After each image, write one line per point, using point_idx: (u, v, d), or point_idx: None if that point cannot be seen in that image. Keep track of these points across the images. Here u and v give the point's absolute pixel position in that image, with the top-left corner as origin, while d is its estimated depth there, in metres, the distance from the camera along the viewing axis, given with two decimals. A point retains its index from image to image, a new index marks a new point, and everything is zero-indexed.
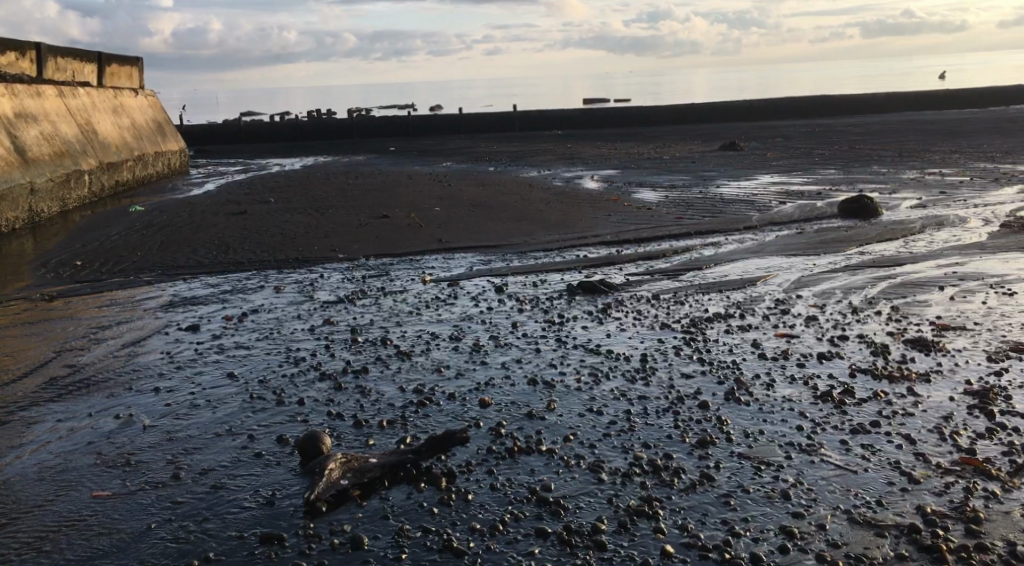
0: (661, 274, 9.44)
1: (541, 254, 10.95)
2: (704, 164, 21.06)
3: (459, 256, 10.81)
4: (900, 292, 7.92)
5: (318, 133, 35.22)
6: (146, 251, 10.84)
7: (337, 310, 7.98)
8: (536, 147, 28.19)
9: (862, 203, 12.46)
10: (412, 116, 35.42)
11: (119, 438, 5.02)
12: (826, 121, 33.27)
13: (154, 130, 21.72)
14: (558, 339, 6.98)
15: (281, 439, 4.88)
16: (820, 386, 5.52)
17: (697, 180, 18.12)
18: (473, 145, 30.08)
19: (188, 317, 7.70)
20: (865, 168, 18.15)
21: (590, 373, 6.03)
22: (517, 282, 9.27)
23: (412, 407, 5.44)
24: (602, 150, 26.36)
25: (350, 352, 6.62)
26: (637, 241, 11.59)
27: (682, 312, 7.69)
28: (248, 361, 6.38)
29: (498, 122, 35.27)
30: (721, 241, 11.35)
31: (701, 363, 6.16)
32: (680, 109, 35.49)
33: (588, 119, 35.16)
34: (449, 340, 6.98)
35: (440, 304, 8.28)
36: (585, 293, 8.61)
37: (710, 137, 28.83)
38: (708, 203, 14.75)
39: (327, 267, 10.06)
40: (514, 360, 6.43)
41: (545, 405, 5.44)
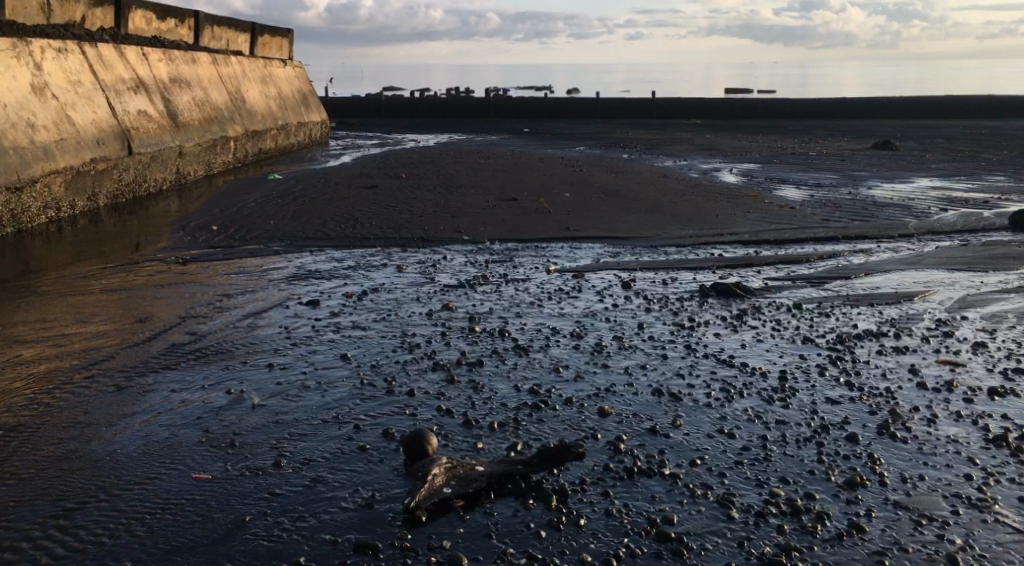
0: (804, 281, 8.71)
1: (673, 249, 10.37)
2: (855, 163, 19.78)
3: (587, 246, 10.37)
4: None
5: (455, 111, 35.37)
6: (278, 221, 10.88)
7: (456, 295, 7.69)
8: (674, 136, 27.34)
9: None
10: (549, 98, 35.06)
11: (227, 415, 4.80)
12: (993, 123, 30.82)
13: (300, 101, 22.17)
14: (687, 345, 6.45)
15: (386, 434, 4.59)
16: (991, 428, 4.81)
17: (847, 180, 17.00)
18: (610, 130, 29.51)
19: (310, 292, 7.57)
20: None
21: (722, 388, 5.49)
22: (646, 279, 8.75)
23: (526, 410, 5.07)
24: (743, 142, 25.24)
25: (466, 343, 6.30)
26: (778, 242, 10.84)
27: (826, 326, 7.01)
28: (363, 344, 6.16)
29: (636, 108, 34.49)
30: (872, 249, 10.47)
31: (849, 388, 5.52)
32: (830, 103, 33.73)
33: (730, 110, 33.90)
34: (570, 337, 6.57)
35: (563, 297, 7.87)
36: (719, 296, 8.02)
37: (862, 135, 27.19)
38: (858, 205, 13.74)
39: (451, 248, 9.82)
40: (638, 366, 5.95)
41: (671, 419, 4.97)
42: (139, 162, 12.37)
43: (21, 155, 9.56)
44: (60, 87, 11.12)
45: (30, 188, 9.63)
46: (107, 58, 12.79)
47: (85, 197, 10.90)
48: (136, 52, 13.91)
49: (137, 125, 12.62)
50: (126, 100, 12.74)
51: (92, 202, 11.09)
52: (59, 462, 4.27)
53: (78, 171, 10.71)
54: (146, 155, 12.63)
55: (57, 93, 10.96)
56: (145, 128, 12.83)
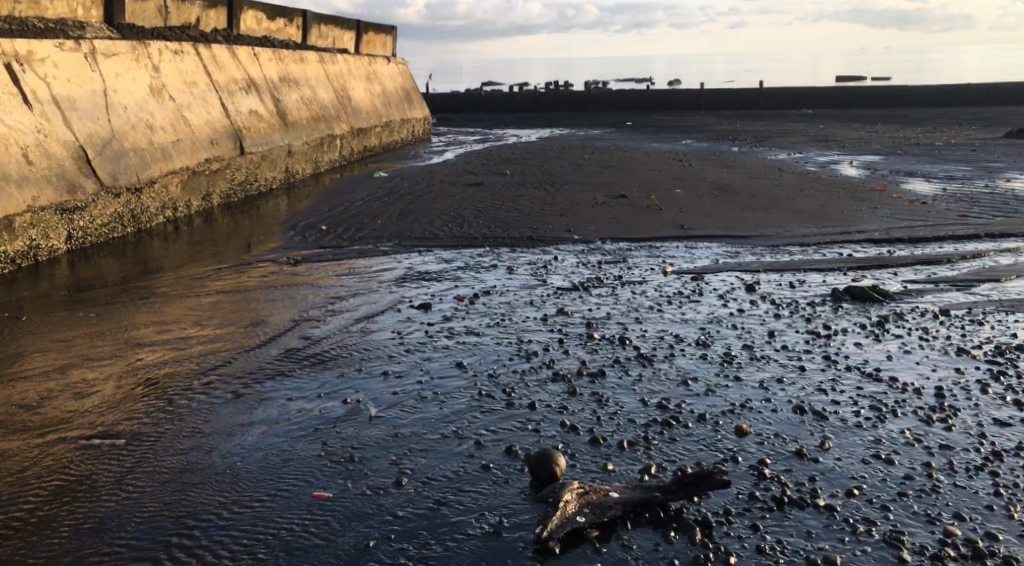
0: (947, 284, 8.27)
1: (796, 249, 9.81)
2: (986, 153, 18.61)
3: (703, 245, 9.91)
4: None
5: (555, 106, 35.02)
6: (386, 220, 10.77)
7: (571, 299, 7.38)
8: (785, 127, 26.36)
9: None
10: (651, 91, 34.32)
11: (345, 428, 4.59)
12: None
13: (403, 98, 22.23)
14: (826, 356, 6.00)
15: (509, 451, 4.30)
16: None
17: (980, 172, 15.97)
18: (716, 122, 28.66)
19: (421, 295, 7.38)
20: None
21: (873, 406, 5.04)
22: (771, 282, 8.27)
23: (656, 427, 4.70)
24: (860, 133, 24.08)
25: (586, 351, 5.97)
26: (912, 240, 10.22)
27: (981, 336, 6.53)
28: (478, 351, 5.89)
29: (742, 100, 33.45)
30: (1018, 249, 9.76)
31: (1018, 409, 5.02)
32: (953, 90, 32.00)
33: (844, 100, 32.53)
34: (696, 346, 6.17)
35: (684, 300, 7.48)
36: (854, 300, 7.59)
37: (991, 123, 25.63)
38: (997, 200, 12.82)
39: (563, 248, 9.51)
40: (774, 378, 5.53)
41: (818, 441, 4.54)
42: (251, 162, 12.50)
43: (140, 157, 9.72)
44: (176, 89, 11.31)
45: (148, 189, 9.78)
46: (220, 59, 12.99)
47: (199, 197, 11.02)
48: (248, 53, 14.10)
49: (249, 125, 12.76)
50: (238, 101, 12.91)
51: (207, 202, 11.21)
52: (178, 476, 4.14)
53: (194, 172, 10.85)
54: (258, 154, 12.75)
55: (174, 95, 11.15)
56: (257, 128, 12.97)
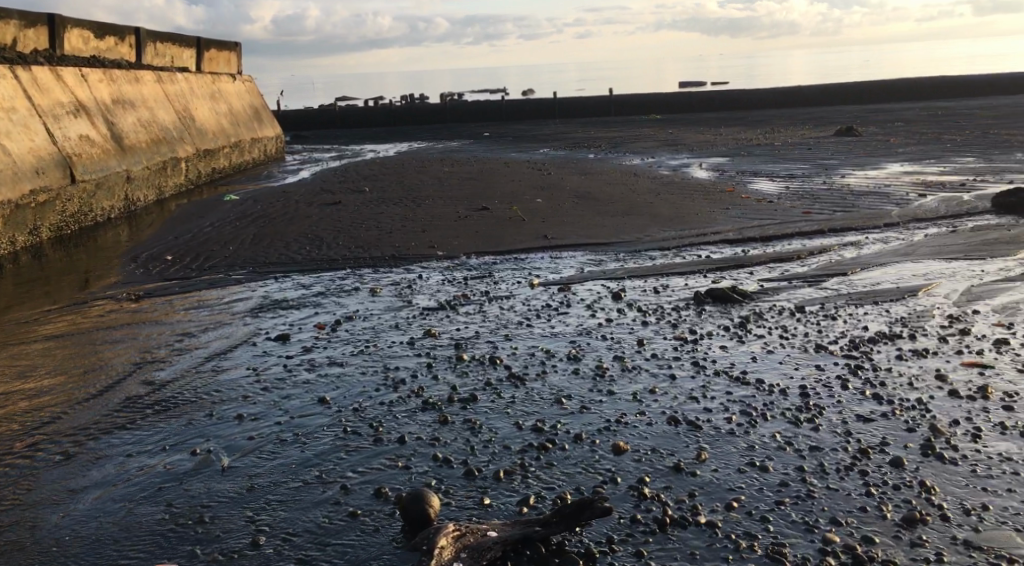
0: (800, 280, 8.55)
1: (658, 253, 9.93)
2: (823, 151, 19.70)
3: (567, 254, 9.89)
4: None
5: (411, 119, 34.70)
6: (237, 246, 10.21)
7: (437, 319, 7.12)
8: (636, 132, 27.08)
9: (1019, 196, 11.50)
10: (505, 101, 34.57)
11: (193, 484, 4.18)
12: (948, 103, 31.20)
13: (252, 117, 21.40)
14: (695, 362, 6.01)
15: (378, 493, 4.02)
16: None
17: (818, 169, 16.84)
18: (571, 130, 29.12)
19: (277, 325, 6.94)
20: (1006, 157, 16.70)
21: (743, 411, 5.04)
22: (636, 288, 8.31)
23: (532, 452, 4.51)
24: (706, 136, 25.01)
25: (455, 374, 5.74)
26: (764, 239, 10.57)
27: (836, 330, 6.74)
28: (341, 383, 5.54)
29: (595, 107, 34.19)
30: (860, 242, 10.26)
31: (878, 402, 5.15)
32: (788, 91, 33.83)
33: (690, 104, 33.79)
34: (567, 360, 6.05)
35: (552, 313, 7.38)
36: (716, 302, 7.70)
37: (824, 122, 27.24)
38: (836, 195, 13.52)
39: (426, 266, 9.26)
40: (646, 389, 5.47)
41: (695, 453, 4.48)
42: (83, 191, 11.62)
43: None
44: None
45: None
46: (42, 81, 12.01)
47: (26, 232, 10.12)
48: (74, 75, 13.13)
49: (80, 151, 11.86)
50: (66, 126, 11.98)
51: (34, 236, 10.32)
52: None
53: (17, 205, 9.94)
54: (91, 182, 11.87)
55: None
56: (89, 154, 12.07)
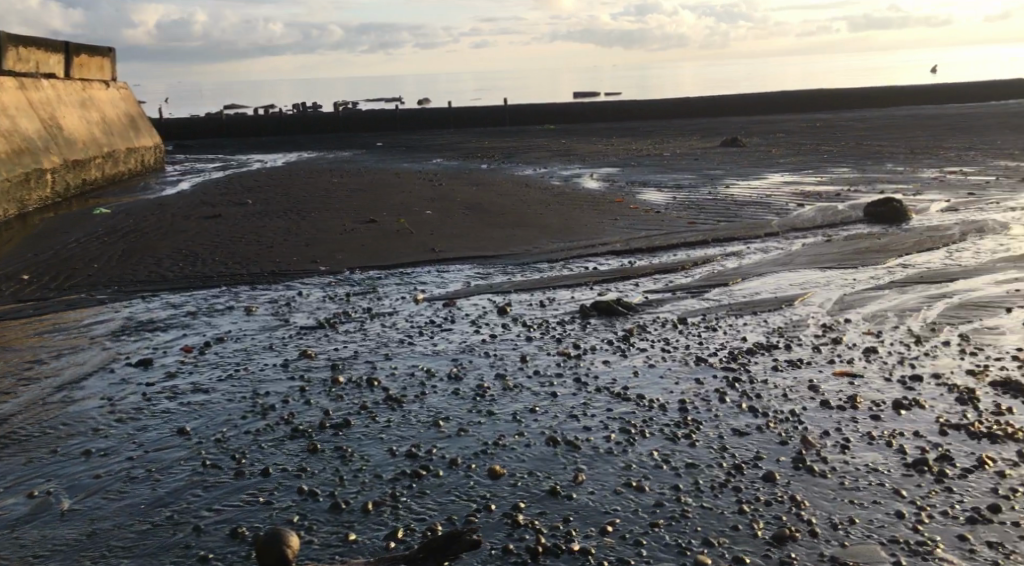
0: (683, 291, 8.64)
1: (546, 265, 9.89)
2: (709, 161, 20.20)
3: (454, 268, 9.73)
4: (961, 315, 7.26)
5: (302, 128, 33.93)
6: (104, 264, 9.64)
7: (314, 339, 6.84)
8: (530, 143, 27.21)
9: (888, 205, 12.00)
10: (398, 111, 34.22)
11: (28, 532, 3.83)
12: (825, 114, 32.57)
13: (129, 126, 20.45)
14: (577, 378, 5.93)
15: (234, 533, 3.77)
16: (908, 451, 4.60)
17: (704, 179, 17.22)
18: (465, 140, 29.04)
19: (140, 350, 6.53)
20: (878, 167, 17.47)
21: (622, 429, 4.98)
22: (522, 302, 8.22)
23: (404, 480, 4.31)
24: (598, 146, 25.33)
25: (328, 397, 5.49)
26: (650, 249, 10.67)
27: (716, 342, 6.80)
28: (205, 412, 5.22)
29: (488, 117, 34.21)
30: (741, 252, 10.47)
31: (754, 416, 5.18)
32: (676, 103, 34.68)
33: (582, 114, 34.21)
34: (447, 380, 5.88)
35: (435, 329, 7.20)
36: (601, 315, 7.68)
37: (710, 133, 28.00)
38: (720, 205, 13.83)
39: (307, 282, 8.94)
40: (526, 408, 5.35)
41: (572, 475, 4.37)
42: None
43: None
44: None
45: None
46: None
47: None
48: None
49: None
50: None
51: None
52: None
53: None
54: None
55: None
56: None
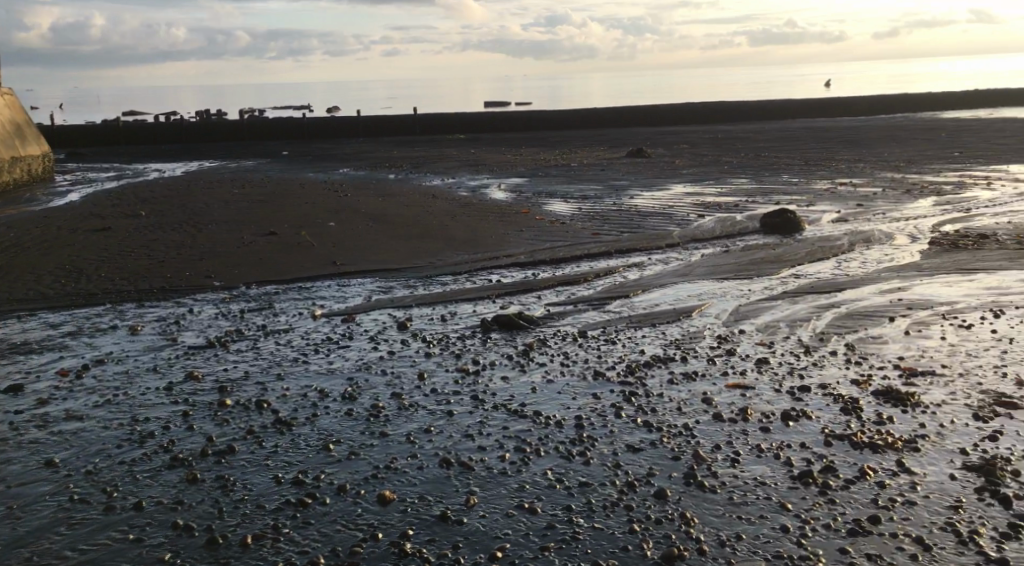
0: (584, 304, 8.66)
1: (449, 278, 9.79)
2: (614, 172, 20.45)
3: (355, 282, 9.53)
4: (850, 325, 7.48)
5: (204, 135, 32.98)
6: None
7: (203, 359, 6.57)
8: (438, 152, 27.07)
9: (784, 216, 12.34)
10: (304, 119, 33.60)
11: None
12: (728, 126, 33.45)
13: (12, 134, 19.44)
14: (474, 395, 5.84)
15: None
16: (796, 463, 4.67)
17: (608, 189, 17.41)
18: (373, 149, 28.70)
19: (10, 374, 6.15)
20: (775, 179, 18.00)
21: (518, 447, 4.92)
22: (423, 317, 8.10)
23: (289, 510, 4.15)
24: (506, 156, 25.38)
25: (213, 422, 5.25)
26: (554, 261, 10.69)
27: (615, 355, 6.82)
28: (78, 442, 4.92)
29: (397, 125, 33.91)
30: (643, 263, 10.59)
31: (649, 431, 5.18)
32: (584, 114, 35.08)
33: (491, 124, 34.25)
34: (340, 400, 5.71)
35: (331, 347, 7.00)
36: (502, 329, 7.61)
37: (617, 143, 28.39)
38: (623, 216, 13.99)
39: (199, 298, 8.62)
40: (421, 428, 5.24)
41: (464, 498, 4.28)
42: None
43: None
44: None
45: None
46: None
47: None
48: None
49: None
50: None
51: None
52: None
53: None
54: None
55: None
56: None
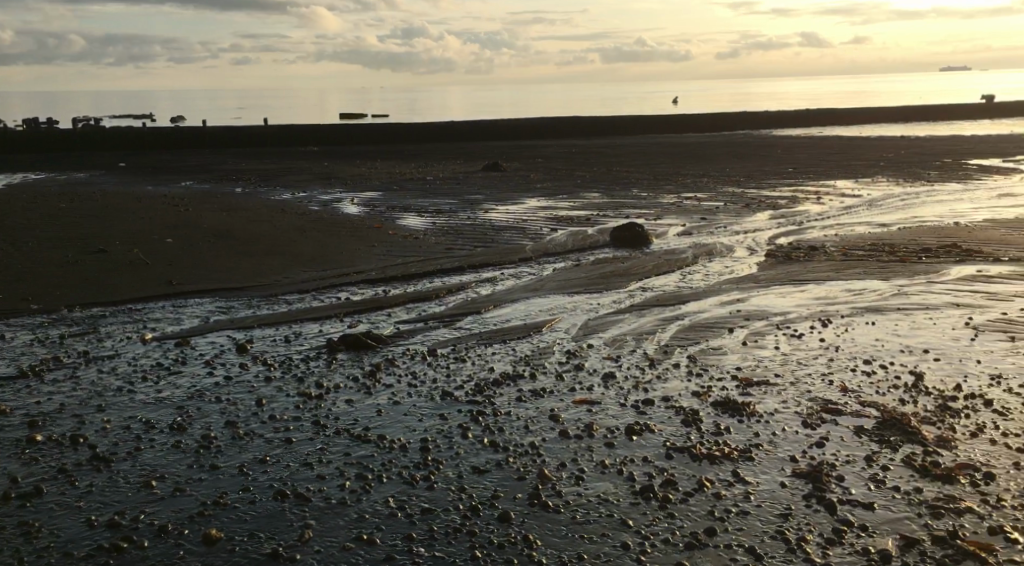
0: (435, 320, 8.55)
1: (295, 297, 9.45)
2: (470, 186, 20.44)
3: (193, 302, 9.06)
4: (692, 337, 7.70)
5: (33, 144, 30.78)
6: None
7: (14, 391, 6.04)
8: (290, 165, 26.31)
9: (632, 230, 12.64)
10: (146, 129, 31.93)
11: None
12: (581, 141, 34.13)
13: None
14: (315, 420, 5.61)
15: None
16: (638, 478, 4.72)
17: (463, 203, 17.36)
18: (221, 161, 27.58)
19: None
20: (626, 193, 18.46)
21: (359, 474, 4.75)
22: (266, 338, 7.76)
23: (101, 556, 3.86)
24: (360, 169, 24.93)
25: (21, 462, 4.82)
26: (406, 277, 10.52)
27: (464, 373, 6.73)
28: None
29: (247, 137, 32.75)
30: (495, 278, 10.58)
31: (494, 451, 5.12)
32: (441, 127, 34.98)
33: (346, 137, 33.64)
34: (168, 431, 5.36)
35: (162, 373, 6.59)
36: (349, 349, 7.39)
37: (473, 157, 28.45)
38: (477, 230, 13.98)
39: (16, 323, 7.96)
40: (256, 458, 4.97)
41: (298, 533, 4.09)
42: None
43: None
44: None
45: None
46: None
47: None
48: None
49: None
50: None
51: None
52: None
53: None
54: None
55: None
56: None
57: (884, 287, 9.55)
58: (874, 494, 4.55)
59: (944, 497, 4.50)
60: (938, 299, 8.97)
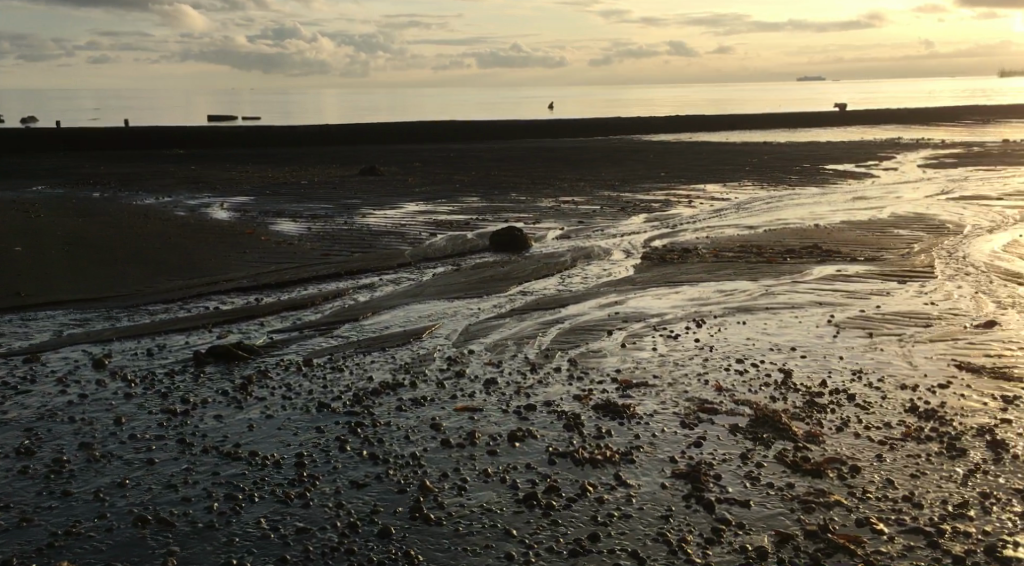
0: (311, 329, 8.27)
1: (159, 307, 8.97)
2: (347, 190, 20.05)
3: (45, 315, 8.44)
4: (572, 340, 7.74)
5: None
6: None
7: None
8: (156, 169, 25.13)
9: (511, 234, 12.65)
10: None
11: None
12: (460, 144, 34.05)
13: None
14: (181, 438, 5.29)
15: None
16: (521, 485, 4.66)
17: (340, 208, 16.99)
18: (78, 164, 26.05)
19: None
20: (504, 197, 18.50)
21: (228, 494, 4.49)
22: (127, 352, 7.31)
23: None
24: (231, 173, 24.04)
25: None
26: (279, 284, 10.16)
27: (341, 384, 6.51)
28: None
29: (108, 139, 31.08)
30: (373, 284, 10.36)
31: (373, 463, 4.96)
32: (315, 130, 34.20)
33: (215, 139, 32.41)
34: (15, 456, 4.93)
35: (8, 393, 6.08)
36: (218, 361, 7.04)
37: (349, 161, 27.93)
38: (355, 235, 13.69)
39: None
40: (115, 481, 4.64)
41: (159, 562, 3.85)
42: None
43: None
44: None
45: None
46: None
47: None
48: None
49: None
50: None
51: None
52: None
53: None
54: None
55: None
56: None
57: (753, 287, 9.89)
58: (750, 491, 4.64)
59: (814, 492, 4.64)
60: (803, 298, 9.35)
